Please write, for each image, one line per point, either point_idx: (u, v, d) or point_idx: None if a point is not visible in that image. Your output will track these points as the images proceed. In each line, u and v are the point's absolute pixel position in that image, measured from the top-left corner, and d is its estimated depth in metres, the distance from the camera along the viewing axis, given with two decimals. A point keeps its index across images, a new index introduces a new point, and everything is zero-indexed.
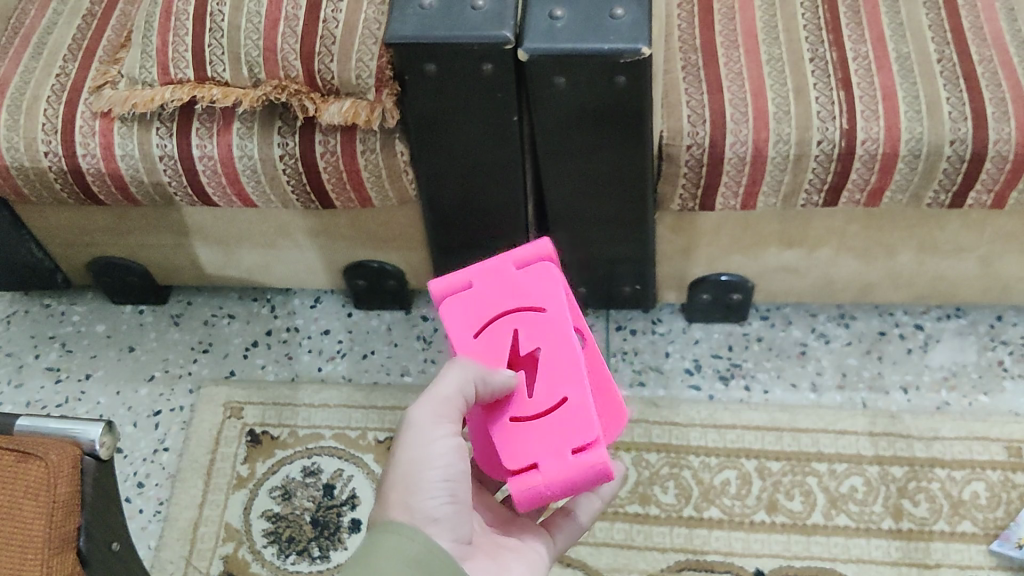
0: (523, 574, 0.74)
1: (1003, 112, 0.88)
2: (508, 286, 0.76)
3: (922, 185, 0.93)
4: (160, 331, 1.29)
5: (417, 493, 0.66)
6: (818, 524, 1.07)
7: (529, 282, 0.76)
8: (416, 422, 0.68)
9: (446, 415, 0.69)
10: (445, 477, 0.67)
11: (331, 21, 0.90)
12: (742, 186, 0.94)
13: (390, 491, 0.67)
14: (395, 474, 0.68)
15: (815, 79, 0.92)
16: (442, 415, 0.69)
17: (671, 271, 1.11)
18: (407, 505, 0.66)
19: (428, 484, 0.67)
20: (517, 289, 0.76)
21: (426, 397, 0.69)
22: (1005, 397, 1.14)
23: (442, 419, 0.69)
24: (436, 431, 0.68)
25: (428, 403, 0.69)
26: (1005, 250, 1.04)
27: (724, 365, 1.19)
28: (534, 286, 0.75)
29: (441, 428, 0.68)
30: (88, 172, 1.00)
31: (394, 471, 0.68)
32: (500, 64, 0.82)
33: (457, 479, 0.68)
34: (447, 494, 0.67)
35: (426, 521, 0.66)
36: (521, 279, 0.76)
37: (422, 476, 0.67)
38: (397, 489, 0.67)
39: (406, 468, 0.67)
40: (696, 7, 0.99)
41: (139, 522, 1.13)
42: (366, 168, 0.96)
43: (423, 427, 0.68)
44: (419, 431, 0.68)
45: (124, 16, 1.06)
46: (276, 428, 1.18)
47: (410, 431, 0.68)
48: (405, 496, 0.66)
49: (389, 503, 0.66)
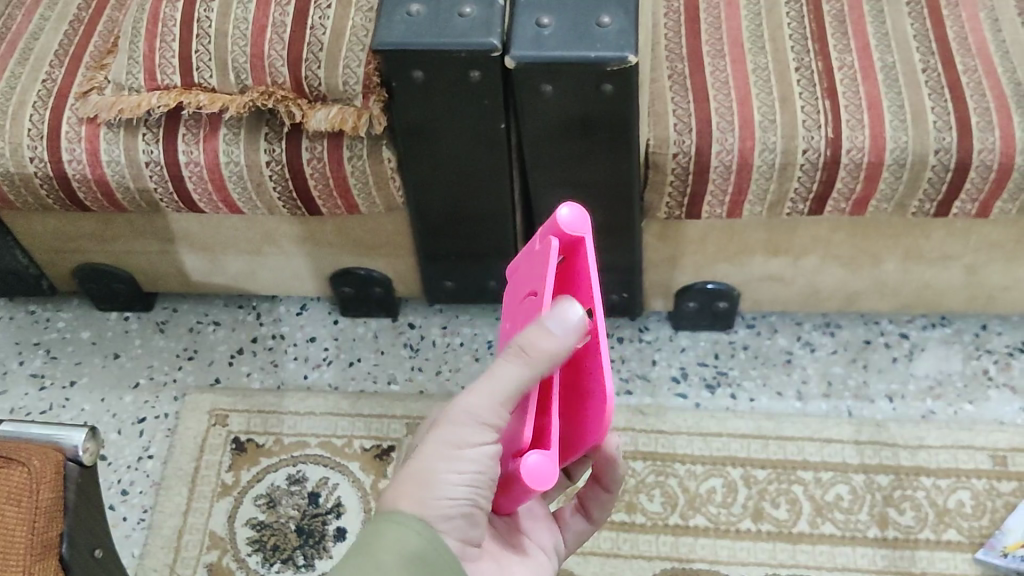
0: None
1: (987, 121, 0.89)
2: (524, 259, 0.67)
3: (907, 195, 0.93)
4: (145, 338, 1.28)
5: (435, 490, 0.62)
6: (803, 533, 1.07)
7: (536, 263, 0.65)
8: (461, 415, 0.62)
9: (495, 415, 0.63)
10: (472, 483, 0.63)
11: (318, 28, 0.90)
12: (728, 194, 0.94)
13: (410, 478, 0.63)
14: (420, 460, 0.63)
15: (800, 88, 0.92)
16: (489, 414, 0.63)
17: (658, 279, 1.11)
18: (423, 499, 0.62)
19: (450, 484, 0.62)
20: (531, 267, 0.66)
21: (481, 389, 0.62)
22: (990, 406, 1.14)
23: (486, 422, 0.63)
24: (475, 433, 0.63)
25: (478, 397, 0.62)
26: (990, 258, 1.04)
27: (711, 374, 1.19)
28: (536, 268, 0.65)
29: (484, 427, 0.63)
30: (73, 178, 0.99)
31: (422, 456, 0.63)
32: (487, 72, 0.83)
33: (483, 486, 0.63)
34: (468, 499, 0.63)
35: (439, 518, 0.62)
36: (535, 256, 0.66)
37: (448, 476, 0.62)
38: (418, 478, 0.62)
39: (433, 459, 0.63)
40: (683, 17, 0.99)
41: (122, 530, 1.12)
42: (353, 175, 0.95)
43: (464, 421, 0.63)
44: (460, 426, 0.63)
45: (111, 22, 1.06)
46: (261, 436, 1.17)
47: (451, 419, 0.63)
48: (424, 487, 0.62)
49: (406, 487, 0.62)
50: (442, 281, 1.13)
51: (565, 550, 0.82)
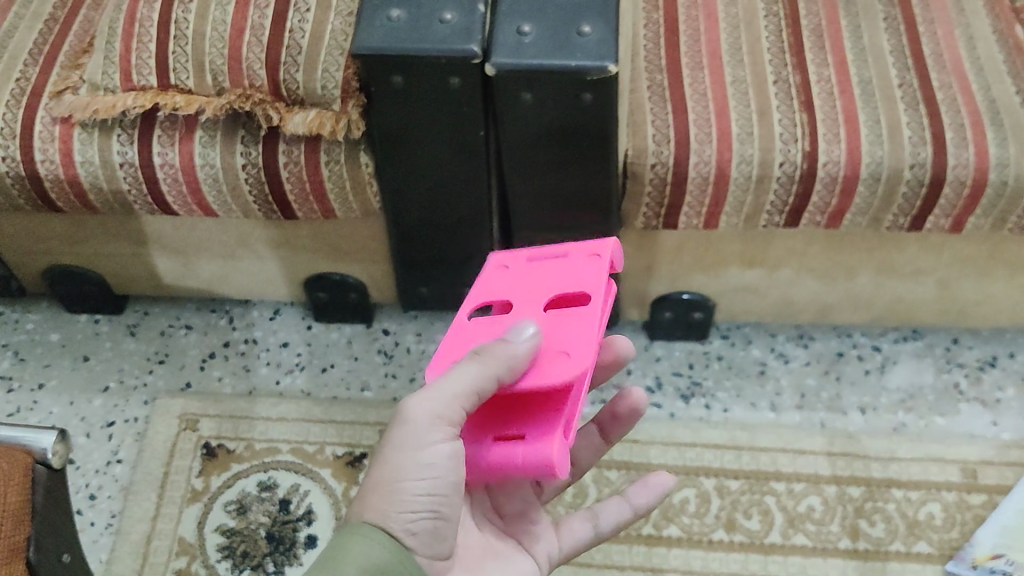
0: None
1: (961, 138, 0.90)
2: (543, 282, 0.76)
3: (881, 209, 0.94)
4: (116, 341, 1.27)
5: (397, 501, 0.65)
6: (775, 544, 1.07)
7: None
8: (414, 421, 0.64)
9: (446, 418, 0.64)
10: (433, 490, 0.65)
11: (297, 32, 0.90)
12: (705, 205, 0.94)
13: (370, 491, 0.65)
14: (379, 471, 0.65)
15: (777, 101, 0.92)
16: (441, 418, 0.64)
17: (634, 288, 1.11)
18: (385, 511, 0.65)
19: (411, 495, 0.65)
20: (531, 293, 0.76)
21: (429, 394, 0.64)
22: (960, 419, 1.15)
23: (443, 424, 0.64)
24: (432, 437, 0.64)
25: (430, 402, 0.64)
26: (961, 273, 1.05)
27: (685, 384, 1.19)
28: None
29: (437, 431, 0.64)
30: (46, 178, 0.98)
31: (378, 468, 0.66)
32: (467, 79, 0.82)
33: (443, 493, 0.66)
34: (429, 505, 0.66)
35: (402, 528, 0.65)
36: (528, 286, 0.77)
37: (406, 486, 0.65)
38: (375, 490, 0.65)
39: (390, 471, 0.65)
40: (662, 28, 1.00)
41: (89, 535, 1.10)
42: (330, 179, 0.95)
43: (418, 428, 0.64)
44: (412, 433, 0.64)
45: (87, 21, 1.05)
46: (232, 441, 1.16)
47: (407, 426, 0.65)
48: (386, 499, 0.65)
49: (370, 497, 0.65)
50: (418, 288, 1.13)
51: (567, 556, 0.81)
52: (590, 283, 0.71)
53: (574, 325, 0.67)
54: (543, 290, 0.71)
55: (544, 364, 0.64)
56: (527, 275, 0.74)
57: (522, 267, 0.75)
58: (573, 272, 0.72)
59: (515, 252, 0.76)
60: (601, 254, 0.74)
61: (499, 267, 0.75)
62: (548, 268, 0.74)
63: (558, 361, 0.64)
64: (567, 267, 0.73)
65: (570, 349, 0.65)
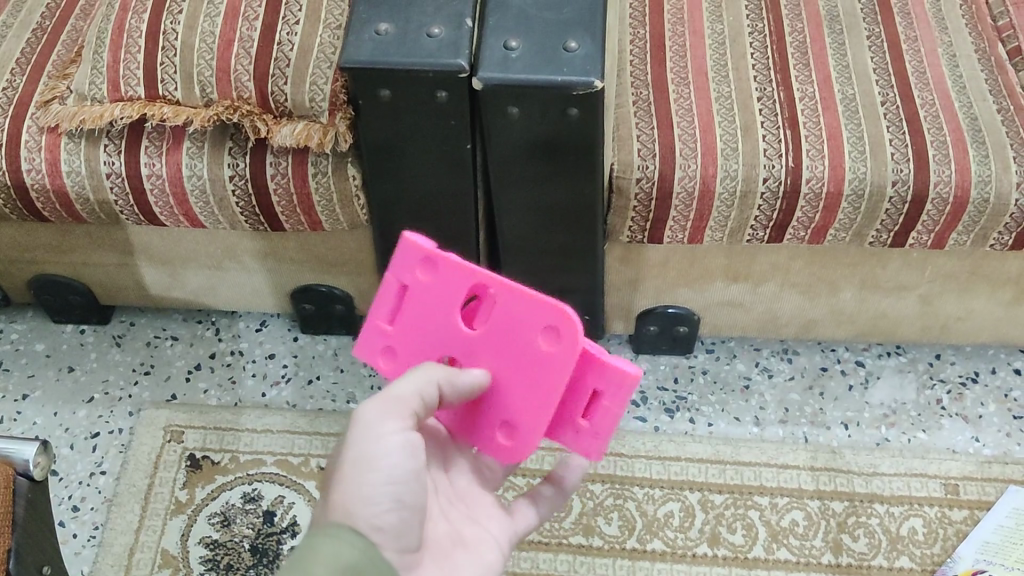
0: None
1: (943, 155, 0.91)
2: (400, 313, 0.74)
3: (864, 225, 0.95)
4: (101, 352, 1.27)
5: (360, 496, 0.64)
6: (758, 558, 1.07)
7: None
8: (366, 419, 0.66)
9: (400, 415, 0.66)
10: (394, 480, 0.65)
11: (286, 44, 0.90)
12: (690, 220, 0.95)
13: (330, 496, 0.64)
14: (337, 476, 0.65)
15: (762, 117, 0.93)
16: (394, 412, 0.66)
17: (619, 302, 1.12)
18: (348, 507, 0.63)
19: (374, 488, 0.64)
20: None
21: (379, 397, 0.67)
22: (943, 435, 1.16)
23: (396, 420, 0.66)
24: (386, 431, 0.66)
25: (380, 401, 0.66)
26: (943, 289, 1.06)
27: (670, 398, 1.19)
28: None
29: (392, 426, 0.66)
30: (32, 188, 0.98)
31: (336, 472, 0.65)
32: (455, 93, 0.83)
33: (405, 485, 0.65)
34: (391, 495, 0.64)
35: (368, 522, 0.63)
36: None
37: (367, 477, 0.64)
38: (336, 490, 0.64)
39: (349, 469, 0.64)
40: (649, 44, 1.01)
41: (72, 547, 1.10)
42: (317, 192, 0.95)
43: (372, 425, 0.66)
44: (367, 430, 0.66)
45: (75, 31, 1.06)
46: (217, 453, 1.16)
47: (359, 427, 0.66)
48: (348, 496, 0.64)
49: (331, 502, 0.64)
50: None
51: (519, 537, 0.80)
52: (456, 281, 0.70)
53: (509, 311, 0.69)
54: (440, 325, 0.72)
55: (551, 356, 0.68)
56: (409, 338, 0.73)
57: (392, 336, 0.73)
58: (429, 297, 0.71)
59: (369, 336, 0.74)
60: (431, 259, 0.71)
61: (385, 356, 0.74)
62: (409, 316, 0.72)
63: (554, 342, 0.68)
64: (419, 295, 0.72)
65: (545, 326, 0.68)
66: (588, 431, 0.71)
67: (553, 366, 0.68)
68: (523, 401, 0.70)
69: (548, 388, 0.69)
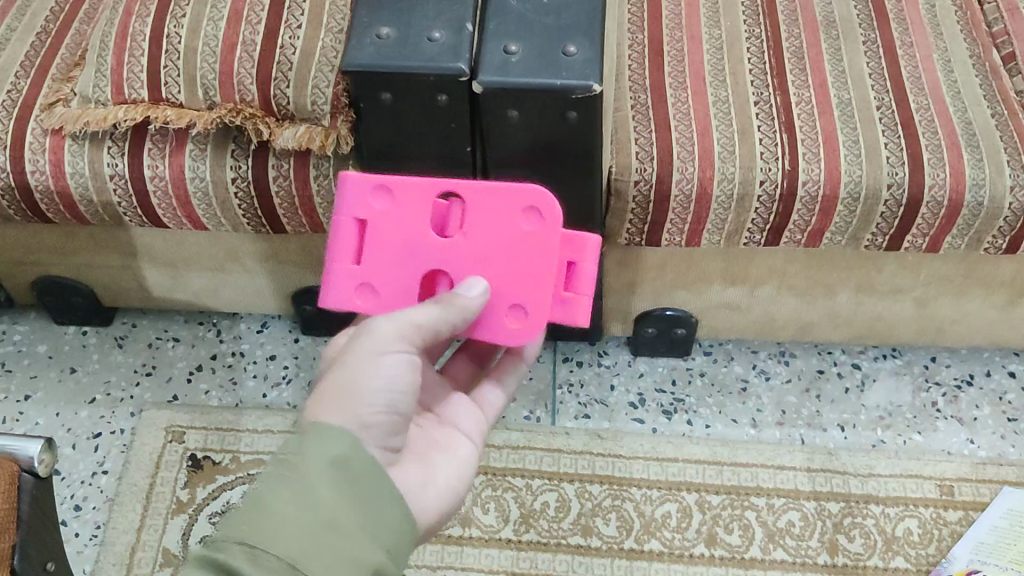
0: (453, 472, 0.73)
1: (938, 159, 0.92)
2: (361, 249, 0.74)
3: (860, 228, 0.96)
4: (103, 353, 1.27)
5: (357, 404, 0.64)
6: (755, 558, 1.08)
7: None
8: (376, 334, 0.66)
9: (407, 340, 0.67)
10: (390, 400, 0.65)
11: (287, 48, 0.92)
12: (688, 223, 0.96)
13: (326, 397, 0.64)
14: (335, 380, 0.65)
15: (759, 121, 0.95)
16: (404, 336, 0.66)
17: (617, 305, 1.13)
18: (345, 411, 0.63)
19: (370, 400, 0.64)
20: None
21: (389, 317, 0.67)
22: (938, 437, 1.17)
23: (403, 344, 0.67)
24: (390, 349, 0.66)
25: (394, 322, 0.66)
26: (939, 292, 1.07)
27: (668, 400, 1.20)
28: None
29: (398, 348, 0.66)
30: (36, 189, 0.99)
31: (334, 378, 0.65)
32: (455, 96, 0.84)
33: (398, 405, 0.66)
34: (383, 407, 0.65)
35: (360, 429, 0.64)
36: None
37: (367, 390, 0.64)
38: (333, 394, 0.64)
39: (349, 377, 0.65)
40: (647, 49, 1.02)
41: (74, 545, 1.11)
42: (318, 194, 0.97)
43: (381, 344, 0.66)
44: (374, 346, 0.66)
45: (78, 35, 1.07)
46: (218, 453, 1.17)
47: (367, 341, 0.66)
48: (345, 401, 0.64)
49: (326, 402, 0.64)
50: None
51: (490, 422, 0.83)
52: (417, 198, 0.72)
53: (480, 209, 0.72)
54: (414, 245, 0.72)
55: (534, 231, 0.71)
56: (381, 267, 0.73)
57: (362, 270, 0.73)
58: (394, 220, 0.72)
59: (338, 279, 0.73)
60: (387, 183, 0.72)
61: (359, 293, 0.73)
62: (376, 246, 0.73)
63: (533, 219, 0.72)
64: (382, 222, 0.72)
65: (522, 209, 0.71)
66: (576, 300, 0.75)
67: (538, 240, 0.71)
68: (514, 278, 0.72)
69: (541, 263, 0.71)
